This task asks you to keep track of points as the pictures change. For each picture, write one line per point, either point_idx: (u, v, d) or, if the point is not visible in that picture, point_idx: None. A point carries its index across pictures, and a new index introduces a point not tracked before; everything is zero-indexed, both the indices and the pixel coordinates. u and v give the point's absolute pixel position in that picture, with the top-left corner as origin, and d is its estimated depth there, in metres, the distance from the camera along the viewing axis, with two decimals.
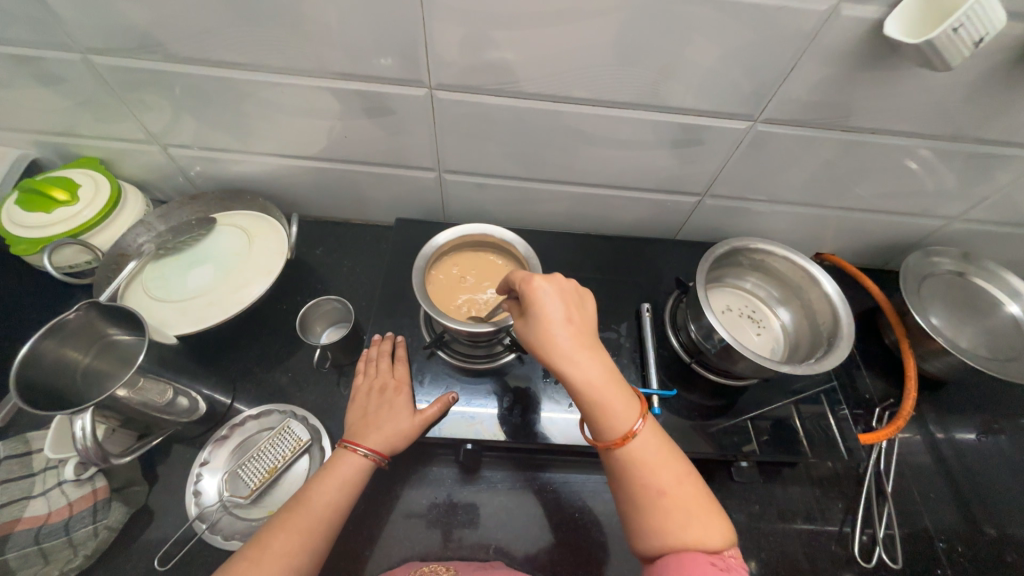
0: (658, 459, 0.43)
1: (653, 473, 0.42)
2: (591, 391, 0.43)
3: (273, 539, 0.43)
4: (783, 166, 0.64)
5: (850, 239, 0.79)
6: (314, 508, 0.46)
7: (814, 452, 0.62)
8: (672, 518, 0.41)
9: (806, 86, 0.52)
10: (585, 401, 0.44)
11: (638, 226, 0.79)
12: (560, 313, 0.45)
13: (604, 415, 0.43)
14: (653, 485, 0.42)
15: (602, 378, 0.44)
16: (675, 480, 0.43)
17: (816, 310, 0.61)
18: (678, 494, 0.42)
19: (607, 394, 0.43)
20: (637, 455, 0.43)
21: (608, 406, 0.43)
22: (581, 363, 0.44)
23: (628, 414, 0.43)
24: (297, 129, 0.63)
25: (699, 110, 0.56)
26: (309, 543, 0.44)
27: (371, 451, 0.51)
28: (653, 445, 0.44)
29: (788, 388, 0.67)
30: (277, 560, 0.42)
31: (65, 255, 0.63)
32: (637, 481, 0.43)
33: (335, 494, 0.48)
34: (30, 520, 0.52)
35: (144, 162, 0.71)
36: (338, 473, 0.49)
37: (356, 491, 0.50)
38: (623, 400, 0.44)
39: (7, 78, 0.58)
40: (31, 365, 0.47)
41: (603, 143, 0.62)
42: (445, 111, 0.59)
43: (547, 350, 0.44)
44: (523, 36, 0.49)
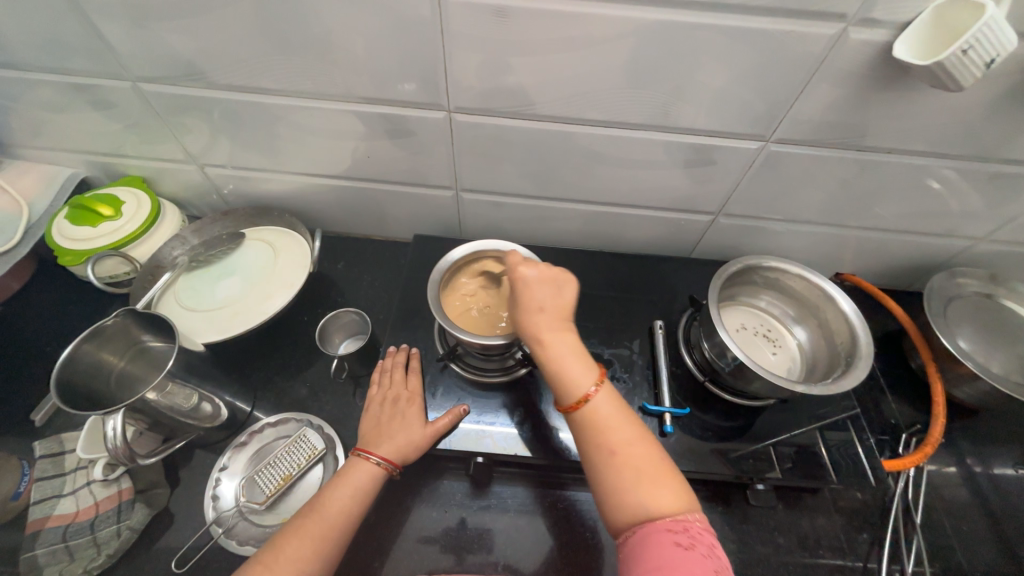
0: (615, 425, 0.45)
1: (608, 438, 0.44)
2: (556, 367, 0.46)
3: (288, 541, 0.45)
4: (797, 185, 0.64)
5: (870, 259, 0.78)
6: (330, 512, 0.47)
7: (836, 477, 0.60)
8: (625, 481, 0.42)
9: (819, 106, 0.53)
10: (547, 369, 0.47)
11: (652, 245, 0.79)
12: (534, 295, 0.48)
13: (563, 386, 0.46)
14: (607, 448, 0.44)
15: (566, 350, 0.46)
16: (632, 445, 0.44)
17: (834, 329, 0.59)
18: (633, 459, 0.43)
19: (565, 362, 0.46)
20: (592, 419, 0.45)
21: (568, 378, 0.45)
22: (548, 339, 0.46)
23: (584, 380, 0.45)
24: (324, 150, 0.67)
25: (711, 130, 0.57)
26: (322, 548, 0.45)
27: (383, 459, 0.52)
28: (611, 411, 0.45)
29: (813, 414, 0.65)
30: (290, 564, 0.43)
31: (107, 265, 0.67)
32: (594, 446, 0.44)
33: (349, 499, 0.49)
34: (59, 517, 0.54)
35: (182, 181, 0.76)
36: (351, 481, 0.50)
37: (369, 498, 0.50)
38: (582, 368, 0.46)
39: (67, 105, 0.63)
40: (71, 366, 0.50)
41: (615, 163, 0.64)
42: (463, 132, 0.62)
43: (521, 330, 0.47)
44: (538, 62, 0.52)
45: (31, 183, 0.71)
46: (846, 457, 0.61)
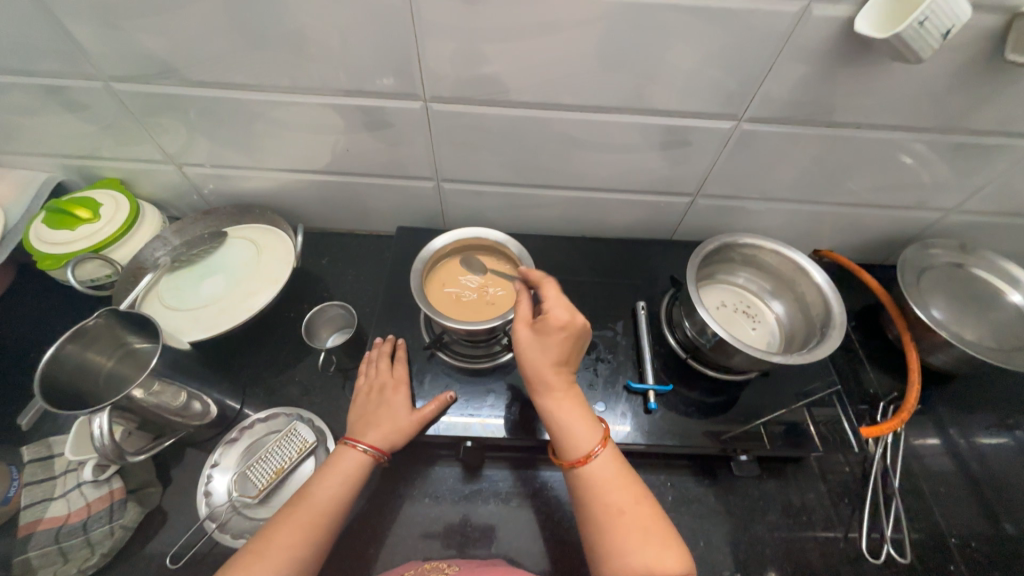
0: (619, 483, 0.45)
1: (611, 496, 0.44)
2: (561, 418, 0.47)
3: (283, 530, 0.45)
4: (772, 164, 0.66)
5: (847, 234, 0.80)
6: (325, 501, 0.48)
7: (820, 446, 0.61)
8: (628, 541, 0.42)
9: (788, 84, 0.54)
10: (553, 421, 0.48)
11: (634, 229, 0.80)
12: (562, 344, 0.48)
13: (568, 439, 0.47)
14: (614, 506, 0.44)
15: (574, 402, 0.48)
16: (636, 505, 0.44)
17: (809, 302, 0.61)
18: (637, 519, 0.43)
19: (574, 417, 0.47)
20: (596, 476, 0.45)
21: (573, 431, 0.47)
22: (558, 389, 0.48)
23: (591, 436, 0.47)
24: (303, 145, 0.67)
25: (683, 111, 0.58)
26: (314, 538, 0.46)
27: (370, 446, 0.53)
28: (615, 469, 0.46)
29: (800, 391, 0.65)
30: (284, 553, 0.44)
31: (87, 268, 0.66)
32: (596, 504, 0.45)
33: (341, 491, 0.50)
34: (50, 520, 0.54)
35: (161, 182, 0.75)
36: (339, 469, 0.51)
37: (357, 490, 0.51)
38: (586, 423, 0.47)
39: (38, 107, 0.63)
40: (55, 367, 0.50)
41: (593, 148, 0.65)
42: (441, 122, 0.62)
43: (534, 376, 0.49)
44: (510, 48, 0.52)
45: (6, 189, 0.70)
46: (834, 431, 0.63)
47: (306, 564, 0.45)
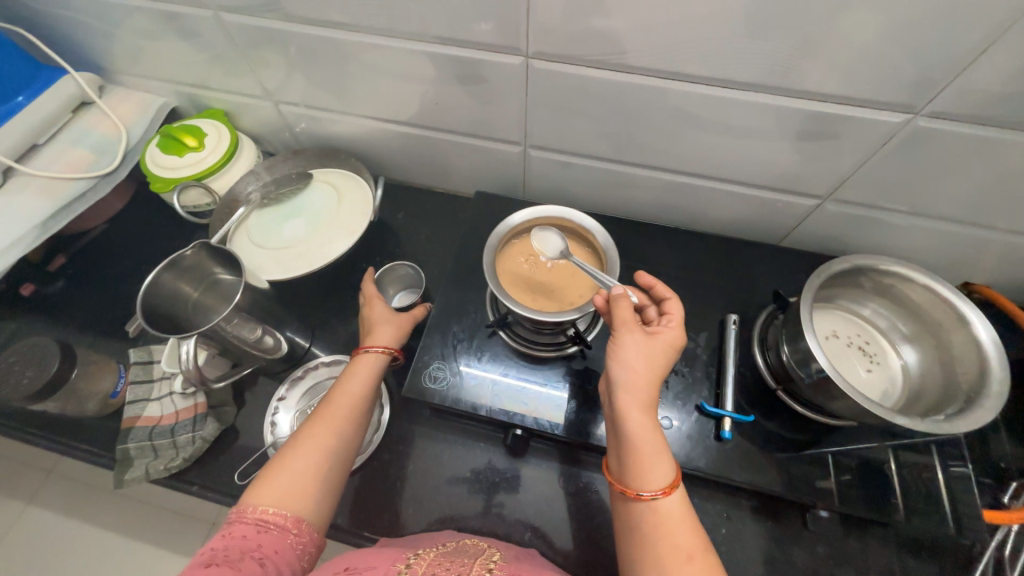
0: (690, 524, 0.40)
1: (682, 536, 0.39)
2: (643, 438, 0.42)
3: (305, 431, 0.48)
4: (942, 173, 0.52)
5: (1018, 270, 0.63)
6: (345, 404, 0.51)
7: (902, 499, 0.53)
8: None
9: (1004, 71, 0.41)
10: (632, 438, 0.42)
11: (738, 227, 0.70)
12: (664, 361, 0.46)
13: (645, 464, 0.41)
14: (685, 551, 0.38)
15: (657, 425, 0.43)
16: (707, 553, 0.39)
17: (955, 356, 0.49)
18: (709, 568, 0.38)
19: (659, 443, 0.42)
20: (668, 511, 0.40)
21: (654, 456, 0.41)
22: (645, 406, 0.43)
23: (673, 469, 0.41)
24: (394, 93, 0.64)
25: (840, 95, 0.47)
26: (340, 434, 0.49)
27: (385, 347, 0.56)
28: (687, 513, 0.41)
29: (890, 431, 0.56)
30: (312, 449, 0.46)
31: (191, 196, 0.70)
32: (664, 541, 0.39)
33: (358, 392, 0.52)
34: (147, 419, 0.62)
35: (260, 117, 0.77)
36: (361, 369, 0.54)
37: (373, 391, 0.54)
38: (667, 451, 0.42)
39: (159, 33, 0.65)
40: (154, 291, 0.55)
41: (712, 130, 0.55)
42: (540, 82, 0.56)
43: (627, 385, 0.44)
44: (637, 0, 0.44)
45: (130, 110, 0.76)
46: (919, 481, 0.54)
47: (336, 457, 0.48)
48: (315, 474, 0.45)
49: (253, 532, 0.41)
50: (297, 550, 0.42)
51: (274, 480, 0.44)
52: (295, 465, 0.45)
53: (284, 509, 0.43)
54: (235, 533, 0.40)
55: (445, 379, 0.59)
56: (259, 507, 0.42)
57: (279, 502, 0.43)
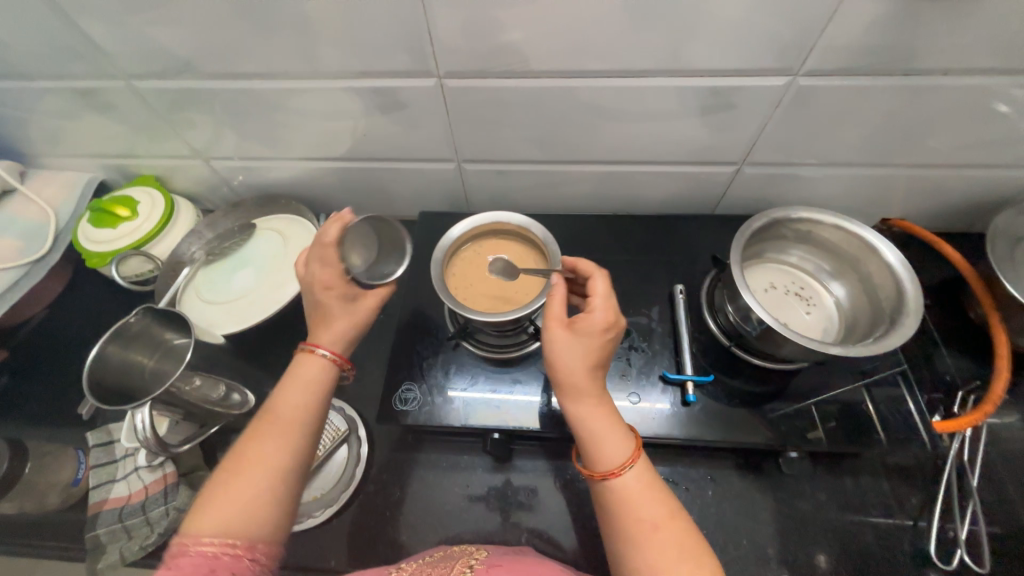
0: (652, 496, 0.42)
1: (645, 510, 0.41)
2: (590, 425, 0.45)
3: (248, 444, 0.44)
4: (833, 124, 0.57)
5: (924, 200, 0.69)
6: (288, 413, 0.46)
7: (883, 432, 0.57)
8: (668, 558, 0.39)
9: (856, 27, 0.46)
10: (583, 429, 0.45)
11: (671, 204, 0.74)
12: (594, 349, 0.47)
13: (599, 450, 0.44)
14: (648, 521, 0.41)
15: (603, 410, 0.45)
16: (671, 520, 0.41)
17: (876, 284, 0.54)
18: (673, 534, 0.40)
19: (607, 425, 0.45)
20: (630, 489, 0.42)
21: (605, 441, 0.44)
22: (588, 395, 0.46)
23: (626, 447, 0.44)
24: (321, 132, 0.65)
25: (727, 69, 0.51)
26: (285, 445, 0.44)
27: (330, 351, 0.51)
28: (649, 484, 0.43)
29: (857, 369, 0.60)
30: (257, 464, 0.43)
31: (131, 265, 0.70)
32: (629, 518, 0.41)
33: (303, 399, 0.47)
34: (115, 501, 0.59)
35: (193, 177, 0.76)
36: (303, 376, 0.49)
37: (325, 395, 0.49)
38: (618, 432, 0.44)
39: (73, 111, 0.64)
40: (101, 366, 0.54)
41: (624, 118, 0.59)
42: (457, 99, 0.58)
43: (563, 382, 0.46)
44: (528, 11, 0.47)
45: (55, 191, 0.74)
46: (894, 410, 0.58)
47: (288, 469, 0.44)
48: (259, 494, 0.42)
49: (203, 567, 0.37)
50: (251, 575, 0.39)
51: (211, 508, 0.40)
52: (234, 488, 0.41)
53: (228, 536, 0.39)
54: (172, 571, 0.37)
55: (415, 399, 0.59)
56: (197, 538, 0.39)
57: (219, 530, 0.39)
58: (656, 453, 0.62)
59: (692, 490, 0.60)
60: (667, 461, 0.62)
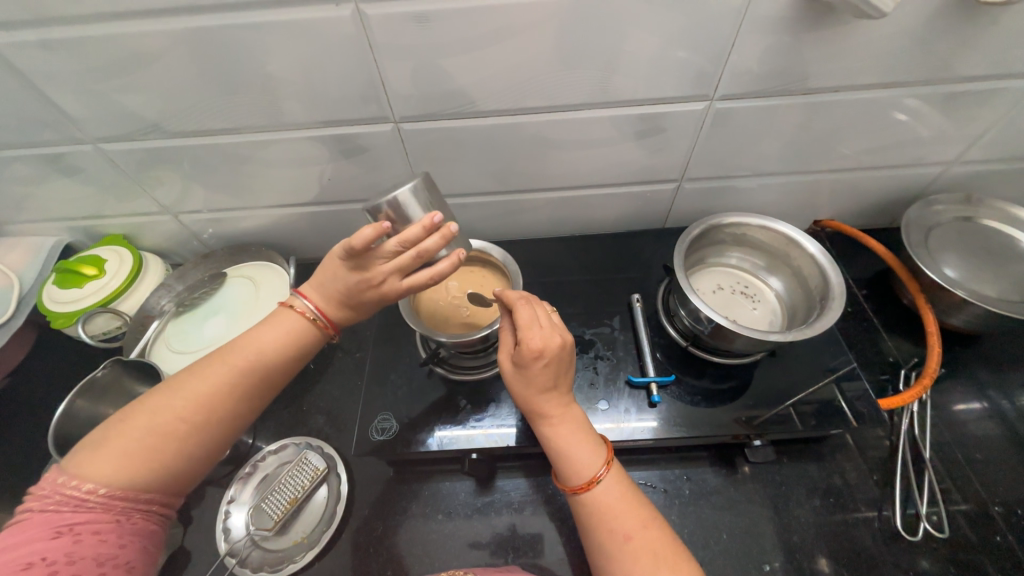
0: (625, 507, 0.44)
1: (619, 521, 0.43)
2: (559, 445, 0.48)
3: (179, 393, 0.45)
4: (752, 139, 0.64)
5: (847, 202, 0.77)
6: (211, 374, 0.46)
7: (854, 421, 0.58)
8: (641, 566, 0.41)
9: (753, 57, 0.53)
10: (553, 449, 0.48)
11: (623, 222, 0.79)
12: (540, 375, 0.47)
13: (571, 467, 0.46)
14: (620, 532, 0.43)
15: (570, 427, 0.48)
16: (643, 528, 0.43)
17: (806, 275, 0.59)
18: (646, 542, 0.42)
19: (573, 443, 0.47)
20: (603, 502, 0.45)
21: (575, 459, 0.46)
22: (555, 416, 0.49)
23: (593, 461, 0.46)
24: (288, 180, 0.69)
25: (652, 98, 0.58)
26: (208, 409, 0.45)
27: (318, 314, 0.52)
28: (619, 495, 0.45)
29: (824, 366, 0.63)
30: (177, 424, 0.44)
31: (98, 323, 0.69)
32: (604, 530, 0.44)
33: (252, 362, 0.48)
34: None
35: (161, 232, 0.78)
36: (277, 328, 0.50)
37: (281, 359, 0.50)
38: (589, 448, 0.47)
39: (40, 176, 0.66)
40: (68, 421, 0.55)
41: (568, 146, 0.64)
42: (414, 141, 0.63)
43: (529, 407, 0.49)
44: (470, 59, 0.53)
45: (19, 256, 0.74)
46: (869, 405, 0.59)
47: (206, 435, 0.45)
48: (162, 456, 0.43)
49: (105, 529, 0.40)
50: (154, 526, 0.44)
51: (116, 460, 0.41)
52: (144, 443, 0.42)
53: (127, 491, 0.41)
54: (64, 524, 0.39)
55: (392, 428, 0.59)
56: (95, 489, 0.40)
57: (123, 483, 0.41)
58: (633, 458, 0.64)
59: (671, 492, 0.62)
60: (643, 465, 0.64)
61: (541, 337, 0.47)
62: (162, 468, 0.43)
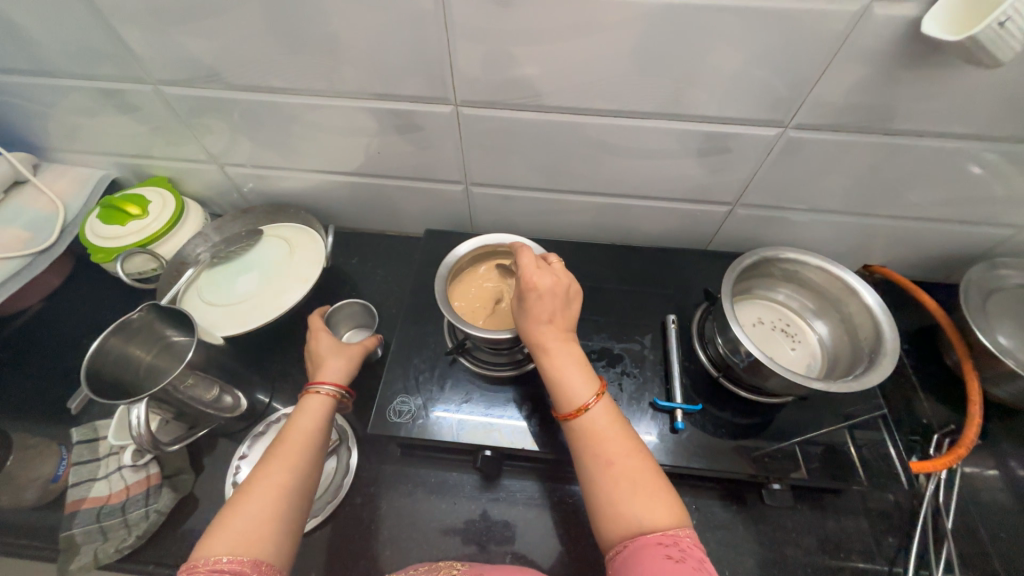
0: (612, 435, 0.43)
1: (603, 447, 0.43)
2: (553, 373, 0.46)
3: (260, 470, 0.44)
4: (819, 173, 0.61)
5: (903, 250, 0.73)
6: (284, 449, 0.46)
7: (864, 475, 0.57)
8: (620, 491, 0.40)
9: (839, 89, 0.51)
10: (547, 378, 0.47)
11: (667, 237, 0.77)
12: (539, 305, 0.48)
13: (562, 394, 0.46)
14: (603, 457, 0.42)
15: (566, 358, 0.47)
16: (627, 455, 0.42)
17: (856, 324, 0.57)
18: (628, 469, 0.41)
19: (567, 371, 0.46)
20: (590, 430, 0.44)
21: (567, 387, 0.45)
22: (552, 347, 0.47)
23: (584, 390, 0.45)
24: (337, 147, 0.68)
25: (725, 117, 0.55)
26: (295, 472, 0.45)
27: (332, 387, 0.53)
28: (609, 424, 0.44)
29: (841, 411, 0.62)
30: (269, 490, 0.42)
31: (136, 261, 0.70)
32: (588, 454, 0.43)
33: (310, 428, 0.49)
34: (93, 500, 0.58)
35: (205, 180, 0.78)
36: (311, 410, 0.50)
37: (327, 427, 0.51)
38: (582, 378, 0.46)
39: (97, 109, 0.66)
40: (100, 358, 0.55)
41: (626, 154, 0.62)
42: (471, 125, 0.61)
43: (526, 337, 0.49)
44: (544, 51, 0.51)
45: (66, 184, 0.75)
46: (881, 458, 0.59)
47: (301, 497, 0.44)
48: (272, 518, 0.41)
49: None
50: None
51: (241, 525, 0.40)
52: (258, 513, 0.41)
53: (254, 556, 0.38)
54: None
55: (409, 412, 0.59)
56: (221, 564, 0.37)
57: (247, 549, 0.39)
58: None
59: None
60: None
61: (545, 275, 0.49)
62: (284, 530, 0.41)
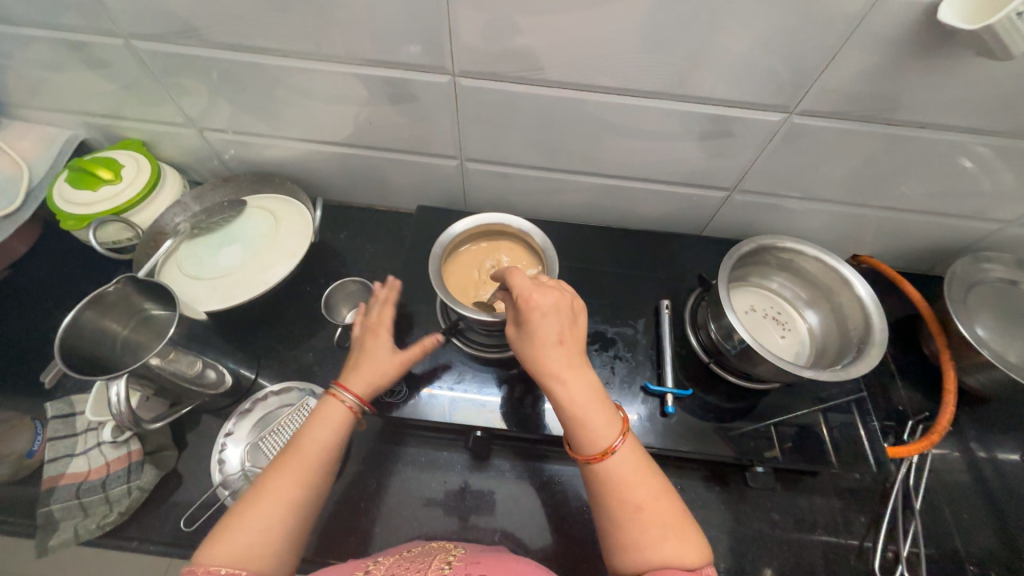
0: (637, 477, 0.42)
1: (632, 491, 0.41)
2: (573, 411, 0.43)
3: (266, 482, 0.43)
4: (820, 162, 0.61)
5: (892, 241, 0.75)
6: (295, 461, 0.44)
7: (836, 459, 0.59)
8: (650, 536, 0.40)
9: (846, 77, 0.50)
10: (565, 416, 0.44)
11: (663, 221, 0.76)
12: (546, 329, 0.44)
13: (585, 436, 0.43)
14: (631, 502, 0.41)
15: (584, 394, 0.44)
16: (654, 497, 0.42)
17: (846, 315, 0.58)
18: (657, 512, 0.41)
19: (587, 409, 0.43)
20: (615, 473, 0.42)
21: (590, 427, 0.43)
22: (568, 377, 0.44)
23: (609, 431, 0.43)
24: (325, 115, 0.64)
25: (730, 100, 0.54)
26: (304, 488, 0.43)
27: (355, 397, 0.49)
28: (633, 463, 0.43)
29: (818, 395, 0.64)
30: (277, 506, 0.42)
31: (110, 231, 0.67)
32: (615, 498, 0.42)
33: (327, 439, 0.46)
34: (72, 476, 0.56)
35: (183, 145, 0.74)
36: (328, 419, 0.47)
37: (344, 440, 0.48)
38: (604, 417, 0.43)
39: (62, 63, 0.61)
40: (74, 332, 0.53)
41: (627, 134, 0.61)
42: (469, 98, 0.59)
43: (535, 367, 0.45)
44: (549, 22, 0.48)
45: (30, 144, 0.70)
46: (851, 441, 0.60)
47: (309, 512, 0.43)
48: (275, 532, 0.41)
49: None
50: None
51: (241, 542, 0.39)
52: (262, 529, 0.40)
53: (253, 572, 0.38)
54: None
55: (400, 392, 0.59)
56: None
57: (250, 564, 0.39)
58: None
59: None
60: None
61: (547, 294, 0.45)
62: (285, 546, 0.41)
